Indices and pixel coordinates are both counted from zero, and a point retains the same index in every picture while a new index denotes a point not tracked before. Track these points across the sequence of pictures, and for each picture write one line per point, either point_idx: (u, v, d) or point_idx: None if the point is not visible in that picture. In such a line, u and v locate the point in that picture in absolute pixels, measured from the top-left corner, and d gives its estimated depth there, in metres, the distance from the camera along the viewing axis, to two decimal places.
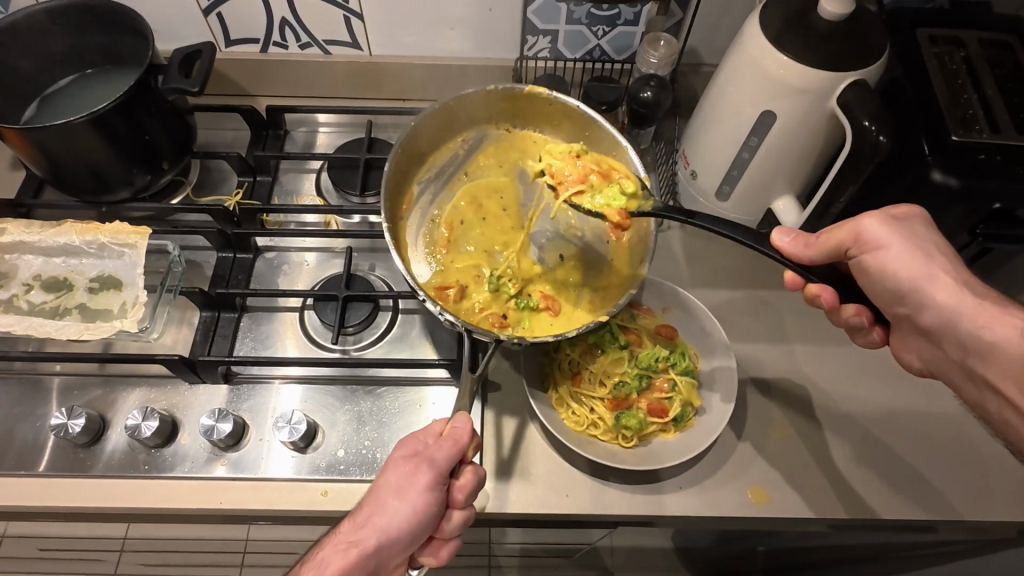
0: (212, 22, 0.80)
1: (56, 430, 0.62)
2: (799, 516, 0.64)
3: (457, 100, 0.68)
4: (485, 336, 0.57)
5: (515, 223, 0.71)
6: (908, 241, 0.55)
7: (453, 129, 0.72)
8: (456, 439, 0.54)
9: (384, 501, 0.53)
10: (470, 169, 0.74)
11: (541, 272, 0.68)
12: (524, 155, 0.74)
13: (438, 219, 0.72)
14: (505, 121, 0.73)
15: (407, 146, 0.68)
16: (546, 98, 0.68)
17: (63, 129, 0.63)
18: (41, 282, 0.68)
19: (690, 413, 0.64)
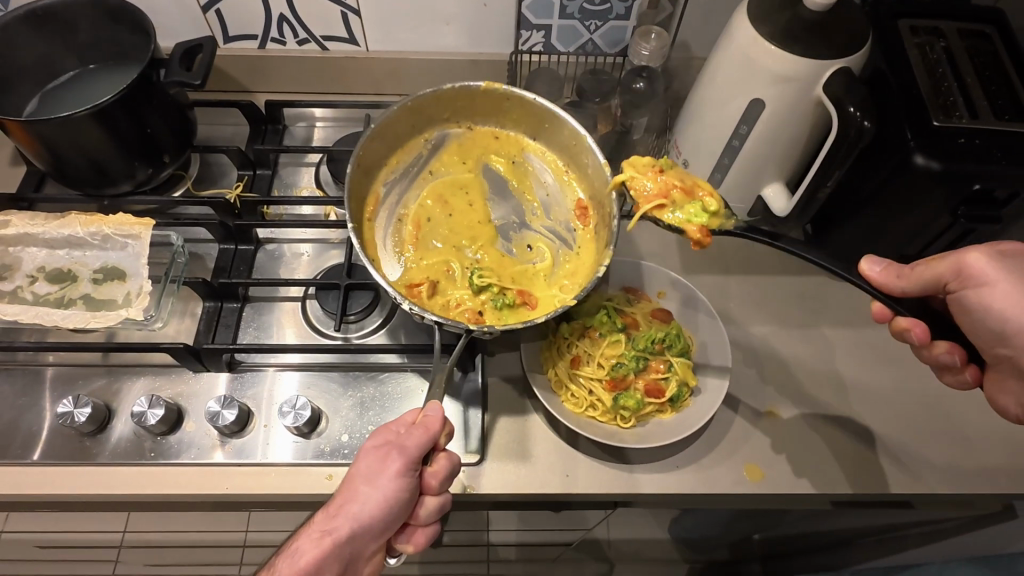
0: (211, 19, 0.81)
1: (62, 419, 0.63)
2: (791, 492, 0.66)
3: (415, 100, 0.69)
4: (456, 328, 0.57)
5: (482, 218, 0.73)
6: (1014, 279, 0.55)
7: (416, 128, 0.74)
8: (427, 427, 0.54)
9: (356, 488, 0.52)
10: (434, 167, 0.76)
11: (511, 264, 0.70)
12: (486, 151, 0.76)
13: (406, 217, 0.73)
14: (465, 118, 0.76)
15: (368, 146, 0.69)
16: (502, 93, 0.71)
17: (66, 123, 0.64)
18: (45, 274, 0.69)
19: (686, 393, 0.66)
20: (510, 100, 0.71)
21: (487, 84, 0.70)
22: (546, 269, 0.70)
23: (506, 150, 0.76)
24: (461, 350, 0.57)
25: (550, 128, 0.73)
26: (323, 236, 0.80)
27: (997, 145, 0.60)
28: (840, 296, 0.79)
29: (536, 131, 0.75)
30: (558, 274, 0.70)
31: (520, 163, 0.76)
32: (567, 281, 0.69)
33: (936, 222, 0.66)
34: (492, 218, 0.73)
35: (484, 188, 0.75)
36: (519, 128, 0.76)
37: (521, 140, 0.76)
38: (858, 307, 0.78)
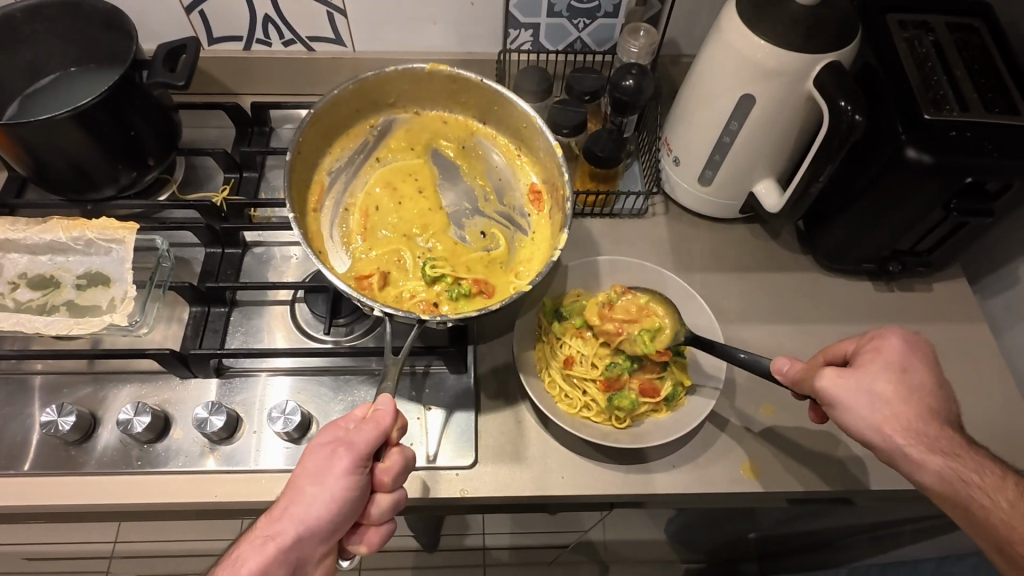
0: (194, 20, 0.80)
1: (46, 428, 0.62)
2: (790, 489, 0.65)
3: (357, 85, 0.69)
4: (409, 318, 0.55)
5: (432, 205, 0.72)
6: (863, 394, 0.53)
7: (361, 114, 0.73)
8: (378, 422, 0.52)
9: (300, 487, 0.51)
10: (381, 154, 0.75)
11: (464, 250, 0.70)
12: (435, 136, 0.76)
13: (354, 206, 0.71)
14: (412, 104, 0.75)
15: (311, 133, 0.68)
16: (448, 75, 0.71)
17: (47, 125, 0.63)
18: (27, 281, 0.67)
19: (681, 393, 0.65)
20: (458, 81, 0.71)
21: (431, 66, 0.70)
22: (500, 254, 0.70)
23: (455, 134, 0.76)
24: (412, 340, 0.56)
25: (499, 110, 0.73)
26: None
27: (988, 137, 0.60)
28: (833, 292, 0.79)
29: (485, 114, 0.75)
30: (513, 259, 0.69)
31: (470, 148, 0.76)
32: (520, 267, 0.69)
33: (929, 214, 0.66)
34: (442, 205, 0.73)
35: (434, 174, 0.75)
36: (467, 113, 0.76)
37: (470, 124, 0.76)
38: (851, 303, 0.78)
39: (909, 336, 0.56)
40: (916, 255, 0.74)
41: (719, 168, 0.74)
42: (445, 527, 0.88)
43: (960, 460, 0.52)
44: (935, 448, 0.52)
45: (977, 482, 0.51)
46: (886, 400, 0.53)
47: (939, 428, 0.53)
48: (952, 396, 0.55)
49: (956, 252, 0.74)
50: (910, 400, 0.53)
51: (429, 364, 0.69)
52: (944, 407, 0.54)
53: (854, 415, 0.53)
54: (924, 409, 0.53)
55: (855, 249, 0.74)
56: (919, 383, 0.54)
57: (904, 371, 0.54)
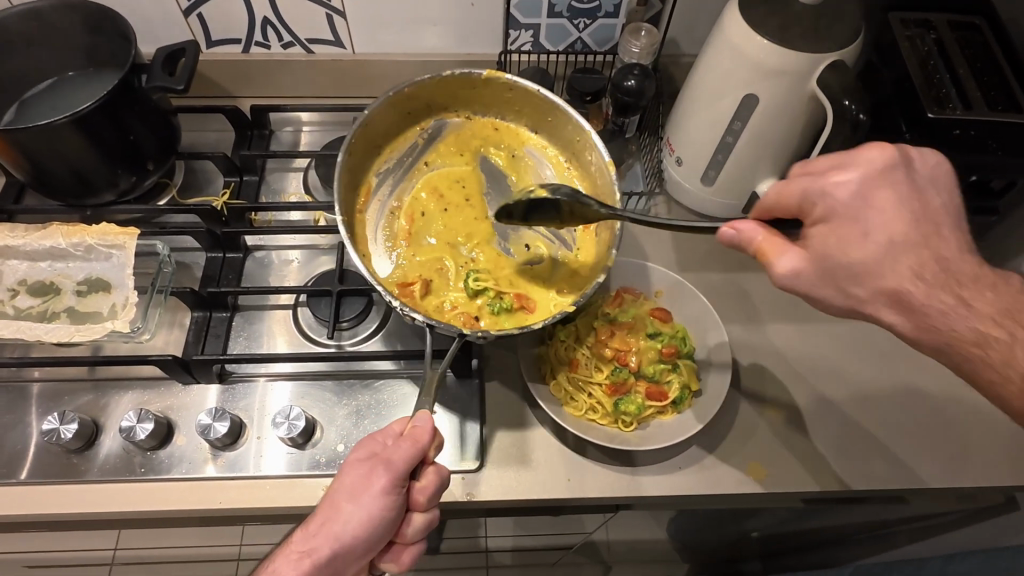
0: (193, 23, 0.80)
1: (48, 436, 0.61)
2: (796, 490, 0.65)
3: (412, 86, 0.68)
4: (449, 331, 0.55)
5: (479, 214, 0.71)
6: (830, 278, 0.49)
7: (412, 117, 0.72)
8: (415, 440, 0.51)
9: (337, 505, 0.51)
10: (430, 159, 0.74)
11: (508, 263, 0.68)
12: (485, 143, 0.75)
13: (399, 210, 0.71)
14: (463, 108, 0.74)
15: (360, 136, 0.67)
16: (504, 82, 0.69)
17: (46, 130, 0.62)
18: (27, 288, 0.67)
19: (688, 396, 0.65)
20: (513, 90, 0.70)
21: (488, 72, 0.69)
22: (546, 268, 0.68)
23: (505, 143, 0.75)
24: (454, 352, 0.54)
25: (553, 122, 0.72)
26: (311, 241, 0.78)
27: (991, 135, 0.60)
28: None
29: (537, 124, 0.74)
30: (555, 273, 0.67)
31: (519, 158, 0.75)
32: (562, 286, 0.66)
33: None
34: (488, 214, 0.71)
35: (483, 182, 0.73)
36: (519, 121, 0.75)
37: (521, 133, 0.75)
38: None
39: (870, 171, 0.49)
40: None
41: (722, 168, 0.73)
42: (447, 530, 0.88)
43: (959, 327, 0.47)
44: (922, 320, 0.48)
45: (970, 355, 0.47)
46: (861, 278, 0.48)
47: (930, 291, 0.47)
48: (939, 238, 0.48)
49: None
50: (886, 270, 0.47)
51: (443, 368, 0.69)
52: (936, 259, 0.47)
53: (822, 299, 0.50)
54: (904, 275, 0.47)
55: None
56: (900, 243, 0.47)
57: (868, 239, 0.47)
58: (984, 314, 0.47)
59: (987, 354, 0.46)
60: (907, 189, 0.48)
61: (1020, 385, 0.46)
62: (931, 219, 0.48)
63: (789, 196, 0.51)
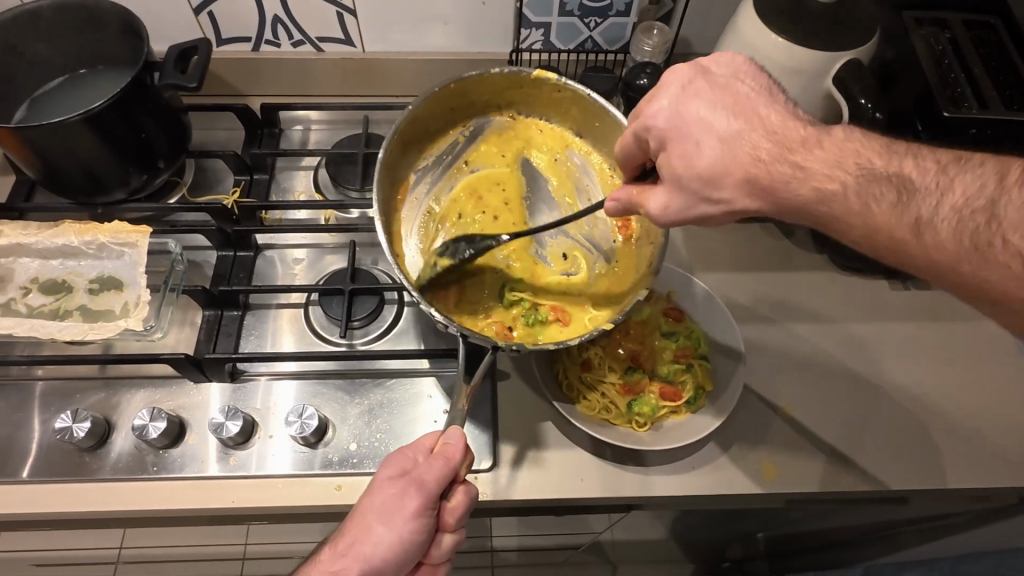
0: (203, 21, 0.80)
1: (61, 434, 0.61)
2: (810, 490, 0.65)
3: (458, 82, 0.67)
4: (482, 342, 0.55)
5: (517, 220, 0.70)
6: (689, 191, 0.51)
7: (455, 114, 0.71)
8: (447, 457, 0.52)
9: (369, 525, 0.51)
10: (470, 158, 0.73)
11: (545, 273, 0.68)
12: (528, 145, 0.74)
13: (435, 211, 0.70)
14: (508, 107, 0.73)
15: (400, 134, 0.66)
16: (553, 84, 0.67)
17: (58, 128, 0.62)
18: (39, 286, 0.67)
19: (702, 396, 0.65)
20: (562, 92, 0.68)
21: (538, 72, 0.66)
22: (582, 283, 0.67)
23: (550, 145, 0.73)
24: (485, 367, 0.55)
25: (600, 128, 0.70)
26: (317, 240, 0.78)
27: (1006, 134, 0.60)
28: (849, 291, 0.78)
29: (584, 128, 0.72)
30: (592, 290, 0.66)
31: (562, 162, 0.73)
32: (599, 304, 0.65)
33: None
34: (527, 221, 0.71)
35: (523, 185, 0.73)
36: (566, 124, 0.73)
37: (567, 137, 0.73)
38: (867, 302, 0.78)
39: (678, 87, 0.52)
40: None
41: None
42: None
43: (805, 192, 0.48)
44: (772, 196, 0.49)
45: (824, 213, 0.48)
46: (710, 182, 0.50)
47: (768, 160, 0.48)
48: (758, 119, 0.50)
49: None
50: (726, 166, 0.49)
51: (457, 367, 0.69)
52: (752, 143, 0.49)
53: (703, 213, 0.52)
54: (743, 163, 0.49)
55: None
56: (722, 137, 0.50)
57: (701, 148, 0.50)
58: (823, 170, 0.48)
59: (834, 209, 0.47)
60: (729, 87, 0.52)
61: (892, 216, 0.46)
62: (746, 107, 0.50)
63: (630, 147, 0.56)
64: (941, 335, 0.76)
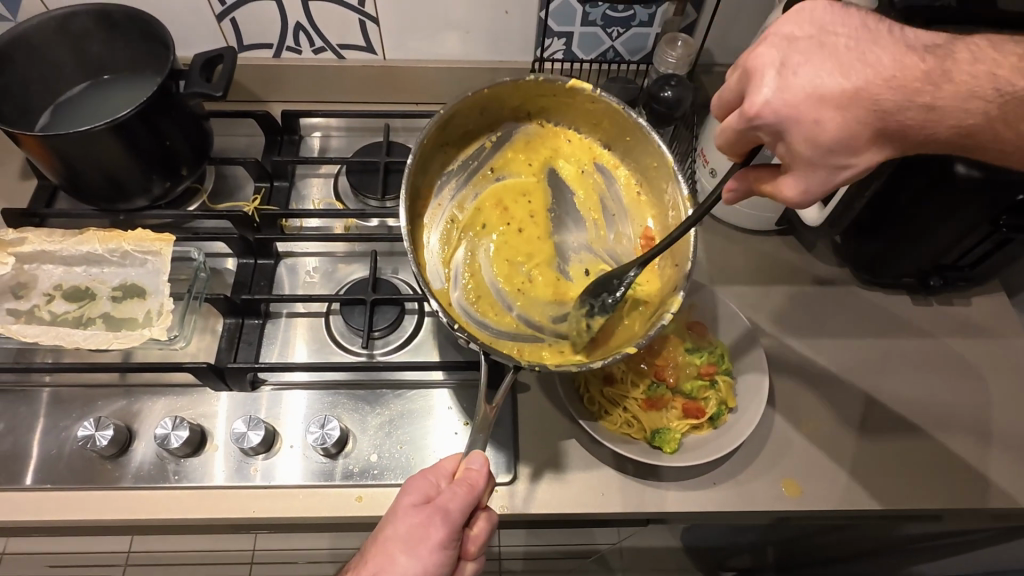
0: (226, 28, 0.80)
1: (83, 442, 0.61)
2: (832, 507, 0.65)
3: (493, 88, 0.65)
4: (505, 361, 0.54)
5: (541, 233, 0.70)
6: (821, 167, 0.47)
7: (485, 121, 0.70)
8: (471, 485, 0.53)
9: (392, 555, 0.50)
10: (496, 165, 0.73)
11: (567, 288, 0.67)
12: (556, 154, 0.73)
13: (458, 218, 0.70)
14: (539, 115, 0.72)
15: (430, 140, 0.66)
16: (588, 95, 0.67)
17: (84, 136, 0.62)
18: (62, 292, 0.67)
19: (724, 413, 0.65)
20: (596, 104, 0.67)
21: (574, 82, 0.65)
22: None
23: (577, 156, 0.73)
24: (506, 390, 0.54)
25: (631, 142, 0.69)
26: (329, 248, 0.78)
27: None
28: (870, 306, 0.78)
29: (613, 141, 0.71)
30: (619, 299, 0.65)
31: (589, 174, 0.73)
32: (620, 315, 0.63)
33: (975, 230, 0.66)
34: (552, 234, 0.70)
35: (548, 197, 0.72)
36: (595, 135, 0.72)
37: (594, 148, 0.72)
38: (889, 317, 0.77)
39: (780, 56, 0.46)
40: (959, 270, 0.74)
41: None
42: None
43: (944, 130, 0.44)
44: (910, 142, 0.45)
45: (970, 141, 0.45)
46: (846, 151, 0.46)
47: (896, 110, 0.44)
48: (873, 68, 0.44)
49: (998, 265, 0.73)
50: (853, 134, 0.45)
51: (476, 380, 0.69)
52: (871, 99, 0.44)
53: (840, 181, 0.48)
54: (874, 126, 0.44)
55: (897, 265, 0.74)
56: (841, 104, 0.44)
57: (823, 125, 0.45)
58: (961, 106, 0.44)
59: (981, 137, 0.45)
60: (830, 49, 0.45)
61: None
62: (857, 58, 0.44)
63: (736, 140, 0.50)
64: (963, 350, 0.75)
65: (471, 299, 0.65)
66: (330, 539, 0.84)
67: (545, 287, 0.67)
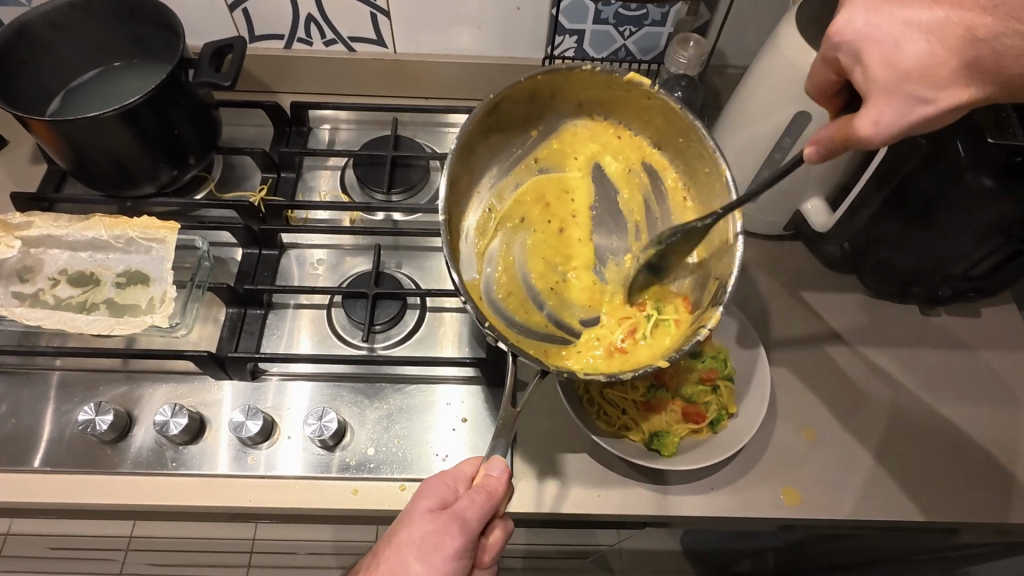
0: (237, 18, 0.80)
1: (84, 427, 0.62)
2: (832, 517, 0.64)
3: (545, 77, 0.63)
4: (532, 364, 0.53)
5: (581, 236, 0.70)
6: (903, 98, 0.44)
7: (536, 110, 0.69)
8: (489, 493, 0.53)
9: (406, 562, 0.50)
10: (541, 155, 0.72)
11: (605, 291, 0.67)
12: (604, 150, 0.72)
13: (496, 209, 0.70)
14: (591, 108, 0.70)
15: (478, 127, 0.64)
16: (643, 91, 0.64)
17: (93, 122, 0.62)
18: (67, 277, 0.67)
19: (725, 418, 0.64)
20: (650, 101, 0.65)
21: (630, 76, 0.63)
22: (634, 314, 0.64)
23: (624, 154, 0.71)
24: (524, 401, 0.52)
25: (683, 144, 0.66)
26: (335, 241, 0.78)
27: None
28: (878, 314, 0.77)
29: (664, 141, 0.69)
30: (642, 317, 0.63)
31: (635, 174, 0.72)
32: (646, 337, 0.61)
33: (987, 240, 0.65)
34: (590, 236, 0.71)
35: (591, 195, 0.72)
36: (645, 133, 0.70)
37: (643, 147, 0.70)
38: (897, 328, 0.76)
39: None
40: (968, 280, 0.73)
41: (766, 184, 0.72)
42: None
43: None
44: (1005, 76, 0.42)
45: None
46: (926, 83, 0.44)
47: (991, 36, 0.41)
48: None
49: (1011, 276, 0.72)
50: (941, 64, 0.43)
51: (477, 378, 0.69)
52: (967, 24, 0.42)
53: (912, 129, 0.45)
54: (965, 55, 0.42)
55: (905, 274, 0.73)
56: (929, 30, 0.43)
57: (903, 47, 0.44)
58: None
59: None
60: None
61: None
62: None
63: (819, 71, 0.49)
64: (971, 361, 0.74)
65: (502, 295, 0.65)
66: (327, 530, 0.84)
67: (582, 290, 0.67)
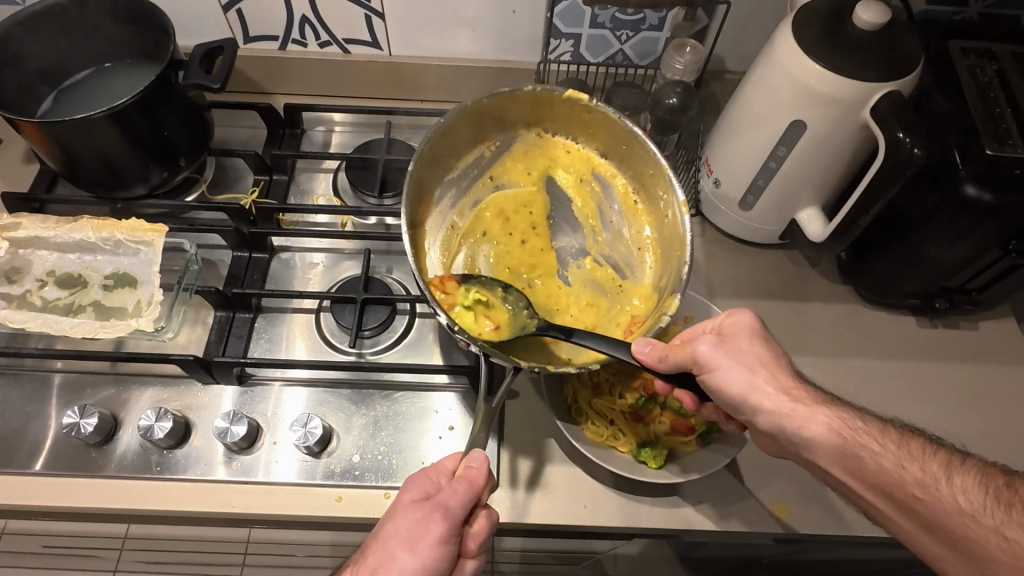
0: (232, 19, 0.80)
1: (68, 430, 0.61)
2: (823, 533, 0.63)
3: (491, 99, 0.65)
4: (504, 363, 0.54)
5: (543, 245, 0.70)
6: (733, 359, 0.52)
7: (485, 129, 0.69)
8: (471, 482, 0.52)
9: (393, 553, 0.50)
10: (496, 173, 0.72)
11: (568, 295, 0.67)
12: (556, 165, 0.73)
13: (459, 224, 0.70)
14: (538, 124, 0.71)
15: (433, 143, 0.64)
16: (585, 105, 0.66)
17: (81, 123, 0.62)
18: (55, 279, 0.67)
19: (715, 431, 0.63)
20: (592, 113, 0.67)
21: (571, 92, 0.65)
22: (595, 320, 0.65)
23: (576, 167, 0.72)
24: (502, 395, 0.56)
25: (627, 151, 0.68)
26: (336, 245, 0.77)
27: None
28: (874, 326, 0.76)
29: (609, 150, 0.71)
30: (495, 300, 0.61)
31: (587, 184, 0.72)
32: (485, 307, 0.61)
33: (985, 254, 0.63)
34: (551, 242, 0.70)
35: (549, 207, 0.72)
36: (592, 145, 0.71)
37: (593, 159, 0.72)
38: (893, 340, 0.75)
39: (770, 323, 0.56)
40: (967, 293, 0.72)
41: (760, 193, 0.71)
42: None
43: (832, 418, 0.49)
44: (806, 403, 0.49)
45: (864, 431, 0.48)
46: (757, 367, 0.51)
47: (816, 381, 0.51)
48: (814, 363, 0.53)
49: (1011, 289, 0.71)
50: (769, 364, 0.52)
51: (461, 385, 0.69)
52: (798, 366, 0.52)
53: (722, 379, 0.51)
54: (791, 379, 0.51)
55: (902, 285, 0.72)
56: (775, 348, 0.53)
57: (755, 339, 0.53)
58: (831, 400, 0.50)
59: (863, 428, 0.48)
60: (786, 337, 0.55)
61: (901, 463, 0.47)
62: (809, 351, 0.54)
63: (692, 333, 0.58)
64: (969, 376, 0.73)
65: None
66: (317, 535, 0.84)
67: (548, 296, 0.67)
